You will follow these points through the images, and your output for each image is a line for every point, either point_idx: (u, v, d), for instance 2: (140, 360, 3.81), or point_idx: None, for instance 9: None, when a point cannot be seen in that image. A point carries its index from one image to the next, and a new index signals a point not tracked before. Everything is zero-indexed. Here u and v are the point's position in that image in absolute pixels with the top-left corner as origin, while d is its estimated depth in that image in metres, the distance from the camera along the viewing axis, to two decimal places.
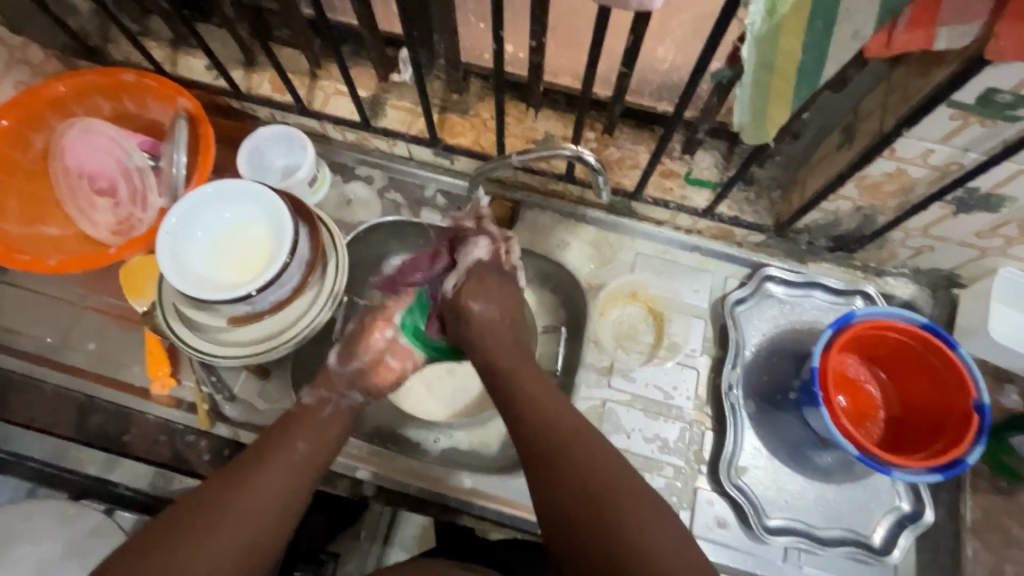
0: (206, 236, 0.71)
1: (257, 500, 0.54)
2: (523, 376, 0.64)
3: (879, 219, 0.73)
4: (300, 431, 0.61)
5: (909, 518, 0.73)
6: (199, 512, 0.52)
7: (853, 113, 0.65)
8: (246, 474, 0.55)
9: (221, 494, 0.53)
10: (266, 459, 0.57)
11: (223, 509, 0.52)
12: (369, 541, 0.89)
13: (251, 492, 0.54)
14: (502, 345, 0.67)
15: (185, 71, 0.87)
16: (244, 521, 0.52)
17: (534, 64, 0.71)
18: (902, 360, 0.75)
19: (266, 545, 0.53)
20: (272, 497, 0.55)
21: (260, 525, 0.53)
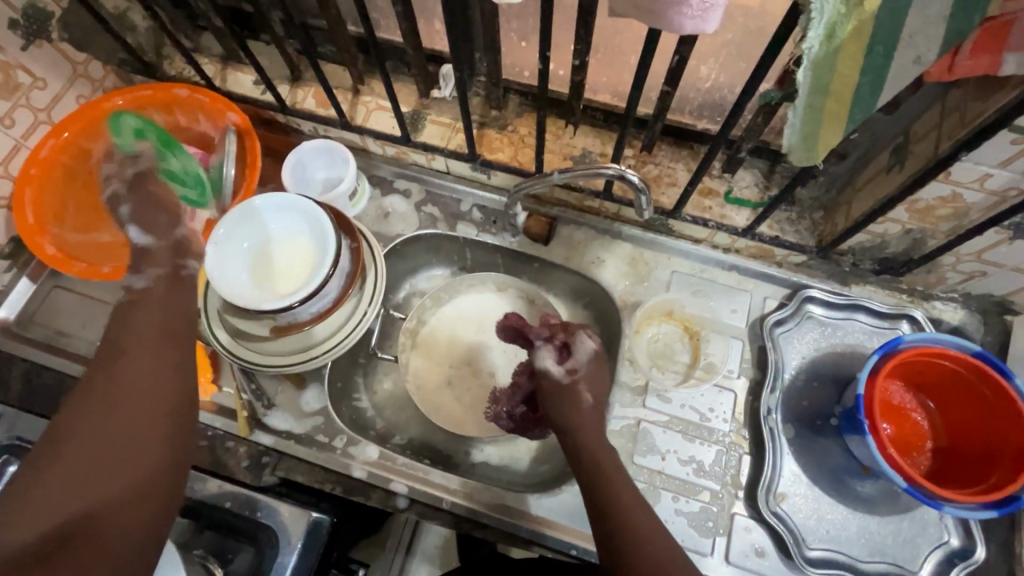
0: (251, 247, 0.73)
1: (134, 380, 0.55)
2: (616, 484, 0.62)
3: (929, 243, 0.71)
4: (143, 318, 0.61)
5: (959, 555, 0.70)
6: (84, 408, 0.53)
7: (904, 135, 0.64)
8: (110, 364, 0.56)
9: (99, 384, 0.55)
10: (124, 345, 0.58)
11: (111, 392, 0.54)
12: (395, 550, 0.92)
13: (127, 374, 0.55)
14: (592, 460, 0.64)
15: (235, 85, 0.90)
16: (133, 395, 0.54)
17: (577, 82, 0.72)
18: (953, 389, 0.72)
19: (168, 413, 0.55)
20: (152, 370, 0.57)
21: (154, 397, 0.55)
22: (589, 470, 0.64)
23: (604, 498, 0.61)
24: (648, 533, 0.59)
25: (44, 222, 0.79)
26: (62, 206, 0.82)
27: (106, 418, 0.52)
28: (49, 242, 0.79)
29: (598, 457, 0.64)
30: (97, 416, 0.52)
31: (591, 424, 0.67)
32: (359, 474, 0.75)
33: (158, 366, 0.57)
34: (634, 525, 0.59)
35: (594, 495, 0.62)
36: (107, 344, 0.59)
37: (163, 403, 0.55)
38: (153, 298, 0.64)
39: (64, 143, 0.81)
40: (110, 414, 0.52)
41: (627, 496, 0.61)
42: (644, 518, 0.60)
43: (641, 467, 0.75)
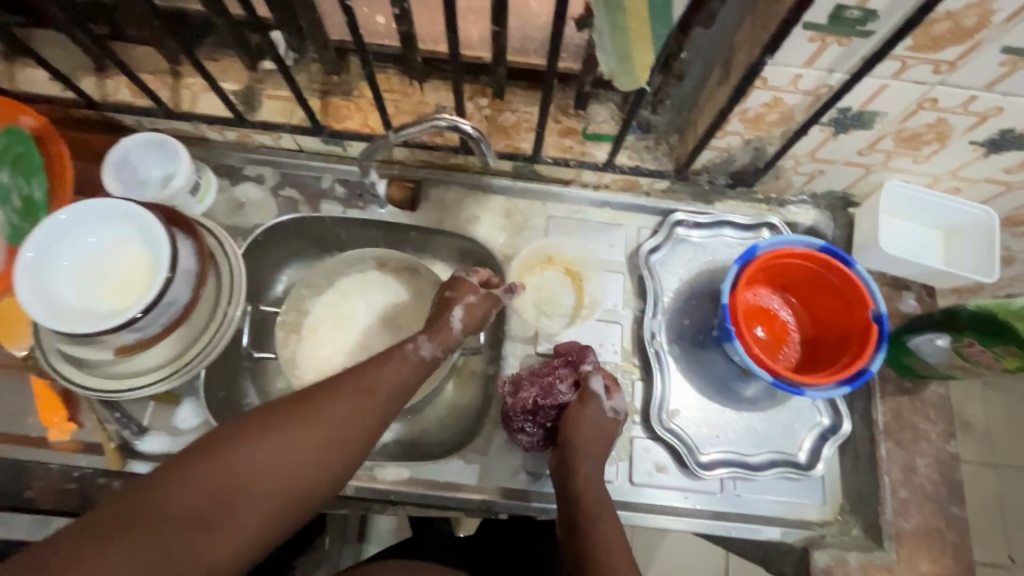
0: (74, 265, 0.65)
1: (334, 427, 0.52)
2: (605, 524, 0.59)
3: (769, 150, 0.74)
4: (396, 370, 0.60)
5: (830, 431, 0.77)
6: (275, 426, 0.50)
7: (728, 47, 0.65)
8: (315, 401, 0.53)
9: (290, 410, 0.52)
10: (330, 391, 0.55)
11: (307, 424, 0.51)
12: (341, 542, 0.92)
13: (324, 417, 0.53)
14: (586, 481, 0.63)
15: (27, 84, 0.78)
16: (322, 434, 0.52)
17: (405, 33, 0.68)
18: (810, 283, 0.78)
19: (339, 454, 0.52)
20: (369, 412, 0.55)
21: (341, 440, 0.53)
22: (580, 495, 0.62)
23: (588, 516, 0.60)
24: (622, 564, 0.55)
25: None
26: None
27: (268, 453, 0.49)
28: None
29: (593, 478, 0.64)
30: (271, 450, 0.49)
31: (595, 450, 0.66)
32: None
33: (355, 400, 0.55)
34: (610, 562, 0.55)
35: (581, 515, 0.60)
36: (360, 366, 0.59)
37: (349, 441, 0.53)
38: (399, 364, 0.61)
39: None
40: (244, 459, 0.48)
41: (613, 539, 0.58)
42: (624, 561, 0.56)
43: None
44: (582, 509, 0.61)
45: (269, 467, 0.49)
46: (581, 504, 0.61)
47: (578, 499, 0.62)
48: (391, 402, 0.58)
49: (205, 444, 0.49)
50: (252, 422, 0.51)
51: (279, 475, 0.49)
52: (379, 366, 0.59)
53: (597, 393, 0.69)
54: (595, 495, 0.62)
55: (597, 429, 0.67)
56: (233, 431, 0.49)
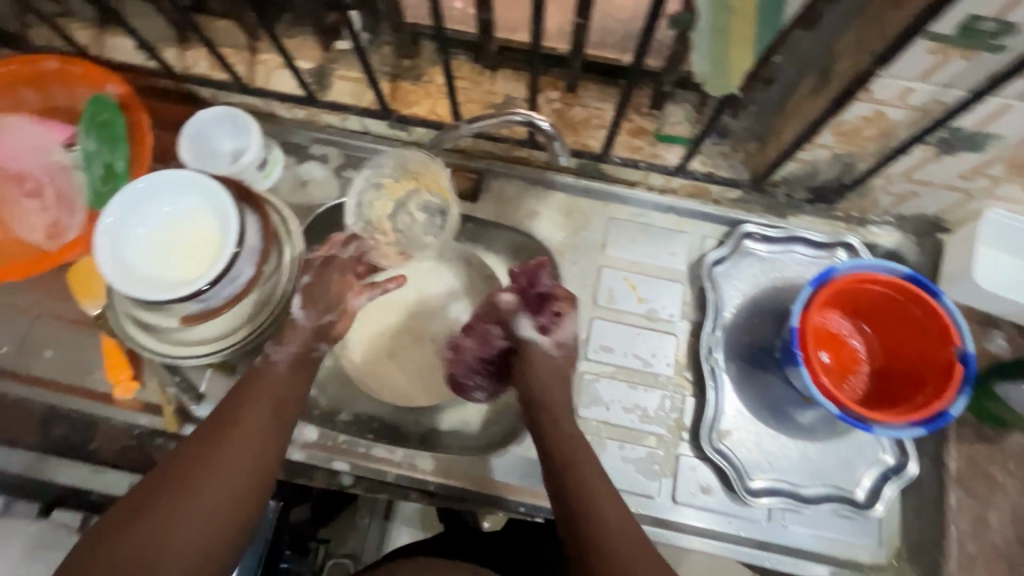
0: (147, 234, 0.67)
1: (224, 465, 0.53)
2: (585, 465, 0.60)
3: (859, 166, 0.68)
4: (266, 385, 0.61)
5: (894, 471, 0.72)
6: (173, 483, 0.51)
7: (827, 53, 0.60)
8: (215, 439, 0.54)
9: (194, 454, 0.53)
10: (231, 422, 0.56)
11: (196, 473, 0.52)
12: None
13: (231, 451, 0.54)
14: (568, 442, 0.62)
15: (115, 53, 0.81)
16: (234, 470, 0.53)
17: (483, 20, 0.66)
18: (888, 313, 0.72)
19: (256, 480, 0.54)
20: (259, 436, 0.56)
21: (244, 472, 0.54)
22: (562, 456, 0.61)
23: (580, 483, 0.58)
24: (612, 510, 0.56)
25: None
26: None
27: (185, 501, 0.50)
28: None
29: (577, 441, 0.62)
30: (184, 499, 0.50)
31: (559, 377, 0.68)
32: (298, 457, 0.73)
33: (232, 435, 0.55)
34: (598, 513, 0.55)
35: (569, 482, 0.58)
36: (223, 402, 0.59)
37: (254, 468, 0.55)
38: (277, 369, 0.62)
39: None
40: (177, 504, 0.50)
41: (596, 482, 0.58)
42: (610, 504, 0.56)
43: (586, 419, 0.75)
44: (569, 472, 0.59)
45: (200, 509, 0.50)
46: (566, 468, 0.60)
47: (566, 462, 0.60)
48: (276, 421, 0.58)
49: (126, 507, 0.50)
50: (161, 481, 0.52)
51: (203, 522, 0.50)
52: (239, 399, 0.59)
53: (532, 338, 0.69)
54: (584, 456, 0.61)
55: (541, 385, 0.67)
56: (144, 495, 0.50)
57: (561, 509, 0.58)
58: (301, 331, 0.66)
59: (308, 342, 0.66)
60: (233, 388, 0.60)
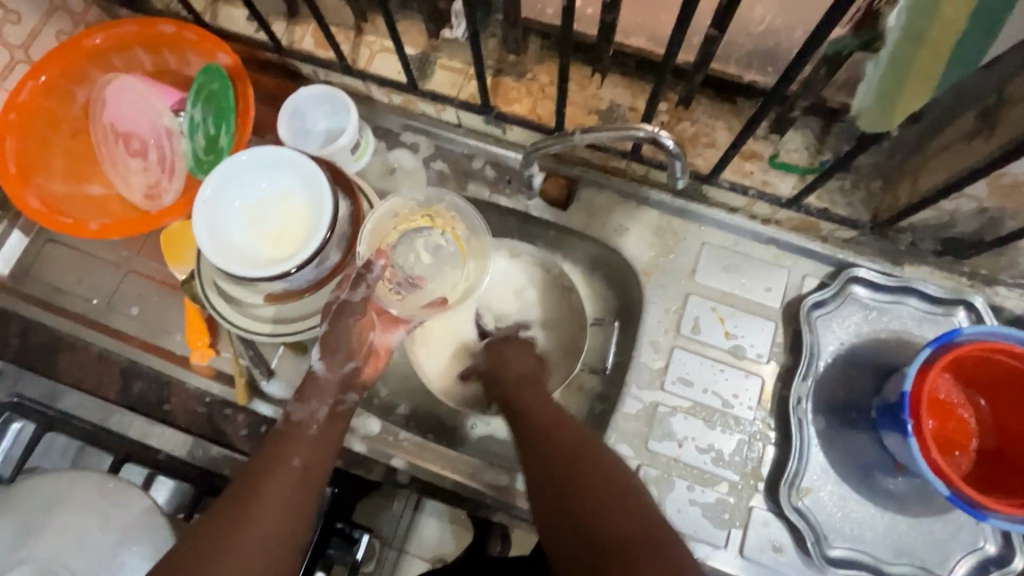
0: (243, 207, 0.67)
1: (256, 532, 0.50)
2: (548, 424, 0.63)
3: (1007, 224, 0.61)
4: (296, 443, 0.57)
5: (995, 562, 0.65)
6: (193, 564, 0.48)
7: (996, 95, 0.54)
8: (239, 513, 0.51)
9: (218, 533, 0.50)
10: (264, 481, 0.53)
11: (218, 553, 0.48)
12: (403, 505, 0.92)
13: (255, 525, 0.50)
14: (564, 462, 0.57)
15: (227, 22, 0.82)
16: (258, 549, 0.50)
17: (608, 23, 0.61)
18: (1013, 388, 0.65)
19: (279, 554, 0.51)
20: (285, 503, 0.53)
21: (270, 549, 0.50)
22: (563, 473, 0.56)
23: (577, 500, 0.54)
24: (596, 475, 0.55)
25: (28, 173, 0.74)
26: (46, 154, 0.76)
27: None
28: (34, 194, 0.73)
29: (563, 455, 0.58)
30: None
31: (527, 372, 0.72)
32: (359, 448, 0.72)
33: (264, 498, 0.52)
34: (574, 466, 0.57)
35: (568, 509, 0.54)
36: (249, 468, 0.55)
37: (280, 541, 0.51)
38: (305, 427, 0.59)
39: (43, 87, 0.75)
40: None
41: (563, 432, 0.61)
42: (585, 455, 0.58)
43: (655, 453, 0.71)
44: (569, 494, 0.55)
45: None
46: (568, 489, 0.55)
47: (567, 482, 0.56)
48: (305, 483, 0.55)
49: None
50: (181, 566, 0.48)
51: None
52: (271, 461, 0.55)
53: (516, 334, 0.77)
54: (586, 469, 0.56)
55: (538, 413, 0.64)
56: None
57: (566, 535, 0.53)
58: (332, 382, 0.62)
59: (333, 398, 0.61)
60: (262, 449, 0.57)
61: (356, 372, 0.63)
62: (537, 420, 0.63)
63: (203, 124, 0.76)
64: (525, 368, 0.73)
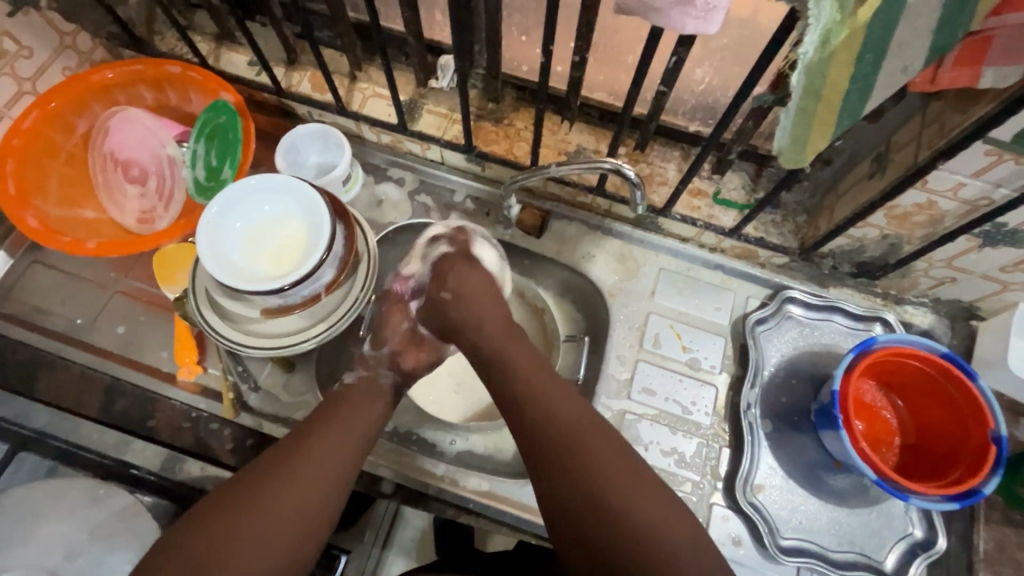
0: (244, 228, 0.73)
1: (316, 461, 0.58)
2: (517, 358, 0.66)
3: (904, 248, 0.74)
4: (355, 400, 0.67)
5: (922, 546, 0.74)
6: (267, 473, 0.56)
7: (885, 144, 0.67)
8: (306, 441, 0.60)
9: (285, 454, 0.58)
10: (322, 429, 0.61)
11: (285, 467, 0.57)
12: (373, 542, 0.90)
13: (316, 453, 0.59)
14: (585, 439, 0.57)
15: (228, 65, 0.89)
16: (317, 474, 0.57)
17: (575, 79, 0.72)
18: (922, 389, 0.75)
19: (337, 478, 0.58)
20: (342, 445, 0.61)
21: (326, 475, 0.58)
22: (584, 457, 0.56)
23: (597, 480, 0.55)
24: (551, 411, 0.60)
25: (26, 194, 0.77)
26: (44, 178, 0.79)
27: (271, 497, 0.54)
28: (31, 215, 0.76)
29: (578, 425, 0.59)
30: (270, 493, 0.54)
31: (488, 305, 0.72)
32: None
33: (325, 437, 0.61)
34: (536, 398, 0.61)
35: (596, 482, 0.54)
36: (313, 415, 0.64)
37: (335, 470, 0.59)
38: (362, 386, 0.69)
39: (49, 115, 0.79)
40: (271, 493, 0.54)
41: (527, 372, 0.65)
42: (552, 391, 0.62)
43: None
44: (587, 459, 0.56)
45: (286, 505, 0.54)
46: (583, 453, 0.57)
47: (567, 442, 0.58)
48: (359, 433, 0.63)
49: (226, 493, 0.54)
50: (254, 474, 0.56)
51: (287, 516, 0.53)
52: (333, 412, 0.64)
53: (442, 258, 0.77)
54: (588, 430, 0.58)
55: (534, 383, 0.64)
56: (241, 484, 0.55)
57: (566, 492, 0.55)
58: (379, 359, 0.73)
59: (380, 370, 0.72)
60: (322, 406, 0.66)
61: (395, 355, 0.74)
62: (536, 379, 0.63)
63: (205, 156, 0.83)
64: (486, 314, 0.71)
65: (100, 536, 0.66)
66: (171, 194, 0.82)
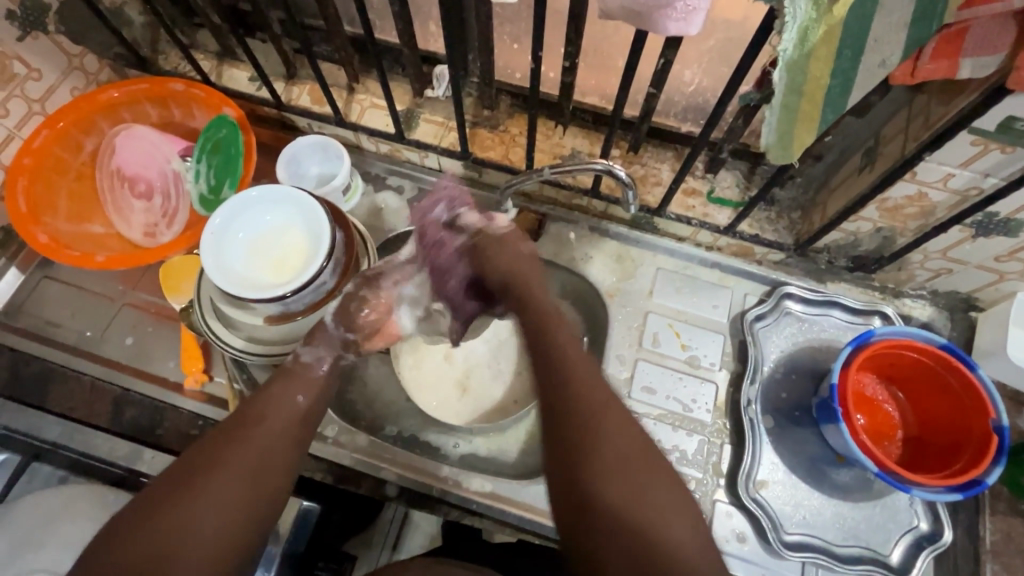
0: (246, 238, 0.74)
1: (262, 440, 0.57)
2: (562, 341, 0.61)
3: (898, 241, 0.75)
4: (296, 383, 0.63)
5: (928, 539, 0.73)
6: (213, 450, 0.55)
7: (874, 137, 0.68)
8: (241, 429, 0.57)
9: (220, 444, 0.55)
10: (267, 408, 0.60)
11: (220, 461, 0.54)
12: (381, 548, 0.89)
13: (256, 444, 0.56)
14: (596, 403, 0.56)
15: (230, 82, 0.92)
16: (260, 453, 0.56)
17: (567, 83, 0.73)
18: (923, 380, 0.75)
19: (273, 468, 0.56)
20: (286, 435, 0.59)
21: (266, 463, 0.56)
22: (625, 491, 0.51)
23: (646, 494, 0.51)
24: (583, 375, 0.57)
25: (36, 212, 0.79)
26: (53, 195, 0.81)
27: (205, 490, 0.52)
28: (42, 231, 0.78)
29: (605, 425, 0.54)
30: (203, 487, 0.52)
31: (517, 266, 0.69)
32: (349, 462, 0.76)
33: (274, 416, 0.59)
34: (573, 376, 0.57)
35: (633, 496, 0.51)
36: (248, 400, 0.61)
37: (278, 459, 0.57)
38: (309, 372, 0.65)
39: (57, 134, 0.81)
40: (221, 467, 0.54)
41: (573, 352, 0.60)
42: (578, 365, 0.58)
43: None
44: (643, 502, 0.50)
45: (232, 482, 0.53)
46: (617, 478, 0.51)
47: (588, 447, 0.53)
48: (302, 414, 0.61)
49: (175, 474, 0.53)
50: (185, 469, 0.54)
51: (235, 498, 0.53)
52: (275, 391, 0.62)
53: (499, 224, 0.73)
54: (609, 430, 0.54)
55: (585, 389, 0.56)
56: (169, 483, 0.52)
57: (602, 474, 0.52)
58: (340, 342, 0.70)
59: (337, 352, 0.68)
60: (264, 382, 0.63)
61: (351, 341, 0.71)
62: (581, 371, 0.58)
63: (207, 171, 0.85)
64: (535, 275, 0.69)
65: None
66: (179, 204, 0.84)
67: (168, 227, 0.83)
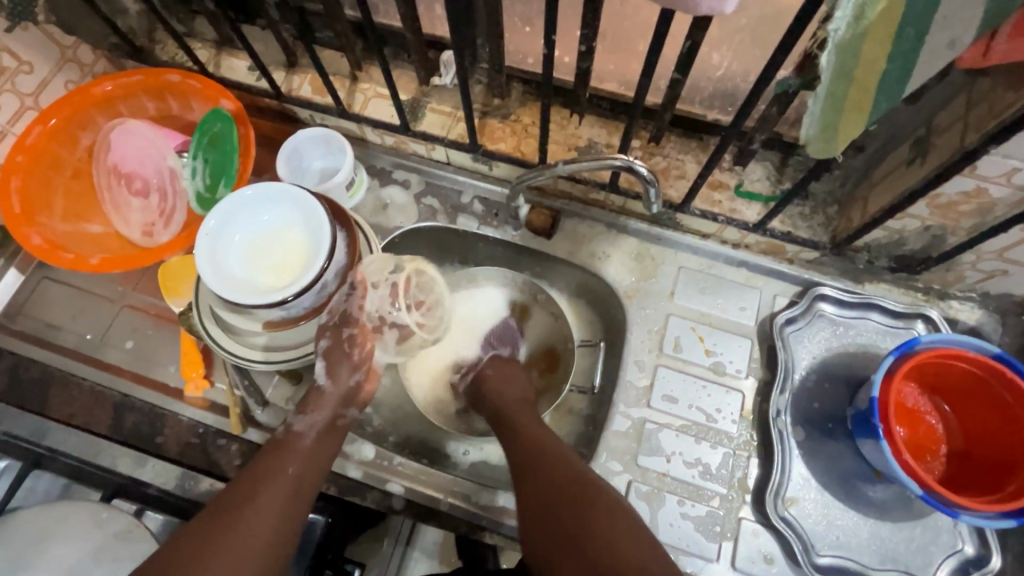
0: (243, 239, 0.71)
1: (255, 523, 0.56)
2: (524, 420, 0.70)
3: (949, 240, 0.68)
4: (289, 453, 0.62)
5: (974, 564, 0.68)
6: (206, 535, 0.54)
7: (926, 127, 0.61)
8: (232, 513, 0.56)
9: (214, 527, 0.55)
10: (259, 488, 0.58)
11: (211, 548, 0.53)
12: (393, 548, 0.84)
13: (243, 530, 0.55)
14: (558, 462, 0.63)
15: (229, 72, 0.87)
16: (252, 538, 0.55)
17: (583, 70, 0.68)
18: (972, 392, 0.69)
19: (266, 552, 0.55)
20: (278, 509, 0.57)
21: (257, 547, 0.55)
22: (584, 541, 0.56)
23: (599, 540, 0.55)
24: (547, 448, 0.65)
25: (31, 211, 0.76)
26: (49, 193, 0.79)
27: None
28: (37, 232, 0.76)
29: (563, 485, 0.61)
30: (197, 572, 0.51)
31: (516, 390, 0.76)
32: (354, 473, 0.73)
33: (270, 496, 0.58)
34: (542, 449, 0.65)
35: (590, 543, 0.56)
36: (242, 478, 0.60)
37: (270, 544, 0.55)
38: (302, 439, 0.65)
39: (51, 130, 0.78)
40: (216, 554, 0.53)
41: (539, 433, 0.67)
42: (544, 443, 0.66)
43: (647, 468, 0.73)
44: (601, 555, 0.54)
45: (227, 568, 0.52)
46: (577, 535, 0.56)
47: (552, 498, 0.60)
48: (297, 490, 0.60)
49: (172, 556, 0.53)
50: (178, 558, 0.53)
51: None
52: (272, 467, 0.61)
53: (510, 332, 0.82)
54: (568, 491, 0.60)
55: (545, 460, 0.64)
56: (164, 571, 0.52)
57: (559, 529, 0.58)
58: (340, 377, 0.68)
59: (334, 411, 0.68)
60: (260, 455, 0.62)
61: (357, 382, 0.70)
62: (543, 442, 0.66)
63: (204, 168, 0.81)
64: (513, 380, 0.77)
65: (104, 560, 0.62)
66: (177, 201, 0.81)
67: (166, 226, 0.80)
